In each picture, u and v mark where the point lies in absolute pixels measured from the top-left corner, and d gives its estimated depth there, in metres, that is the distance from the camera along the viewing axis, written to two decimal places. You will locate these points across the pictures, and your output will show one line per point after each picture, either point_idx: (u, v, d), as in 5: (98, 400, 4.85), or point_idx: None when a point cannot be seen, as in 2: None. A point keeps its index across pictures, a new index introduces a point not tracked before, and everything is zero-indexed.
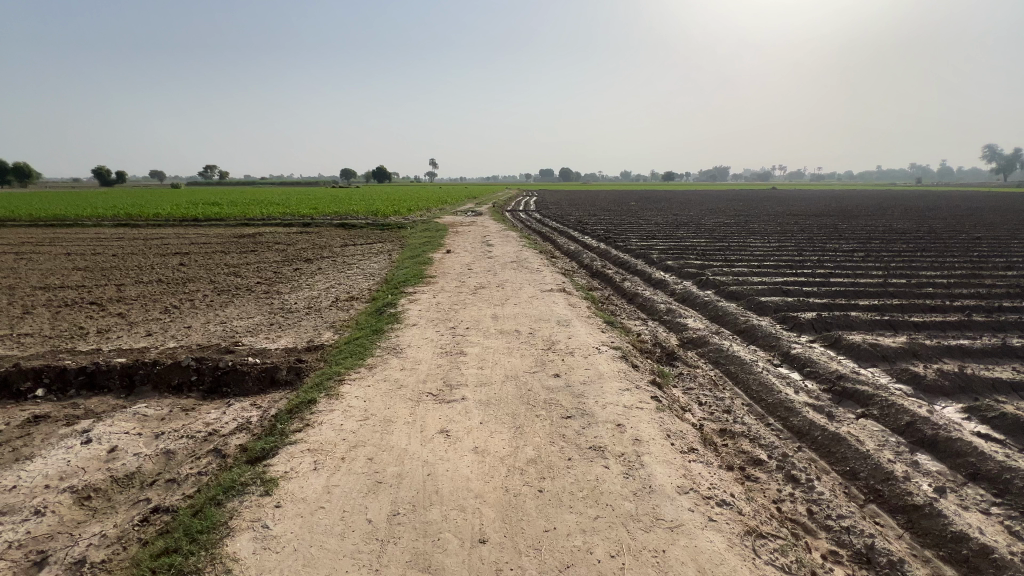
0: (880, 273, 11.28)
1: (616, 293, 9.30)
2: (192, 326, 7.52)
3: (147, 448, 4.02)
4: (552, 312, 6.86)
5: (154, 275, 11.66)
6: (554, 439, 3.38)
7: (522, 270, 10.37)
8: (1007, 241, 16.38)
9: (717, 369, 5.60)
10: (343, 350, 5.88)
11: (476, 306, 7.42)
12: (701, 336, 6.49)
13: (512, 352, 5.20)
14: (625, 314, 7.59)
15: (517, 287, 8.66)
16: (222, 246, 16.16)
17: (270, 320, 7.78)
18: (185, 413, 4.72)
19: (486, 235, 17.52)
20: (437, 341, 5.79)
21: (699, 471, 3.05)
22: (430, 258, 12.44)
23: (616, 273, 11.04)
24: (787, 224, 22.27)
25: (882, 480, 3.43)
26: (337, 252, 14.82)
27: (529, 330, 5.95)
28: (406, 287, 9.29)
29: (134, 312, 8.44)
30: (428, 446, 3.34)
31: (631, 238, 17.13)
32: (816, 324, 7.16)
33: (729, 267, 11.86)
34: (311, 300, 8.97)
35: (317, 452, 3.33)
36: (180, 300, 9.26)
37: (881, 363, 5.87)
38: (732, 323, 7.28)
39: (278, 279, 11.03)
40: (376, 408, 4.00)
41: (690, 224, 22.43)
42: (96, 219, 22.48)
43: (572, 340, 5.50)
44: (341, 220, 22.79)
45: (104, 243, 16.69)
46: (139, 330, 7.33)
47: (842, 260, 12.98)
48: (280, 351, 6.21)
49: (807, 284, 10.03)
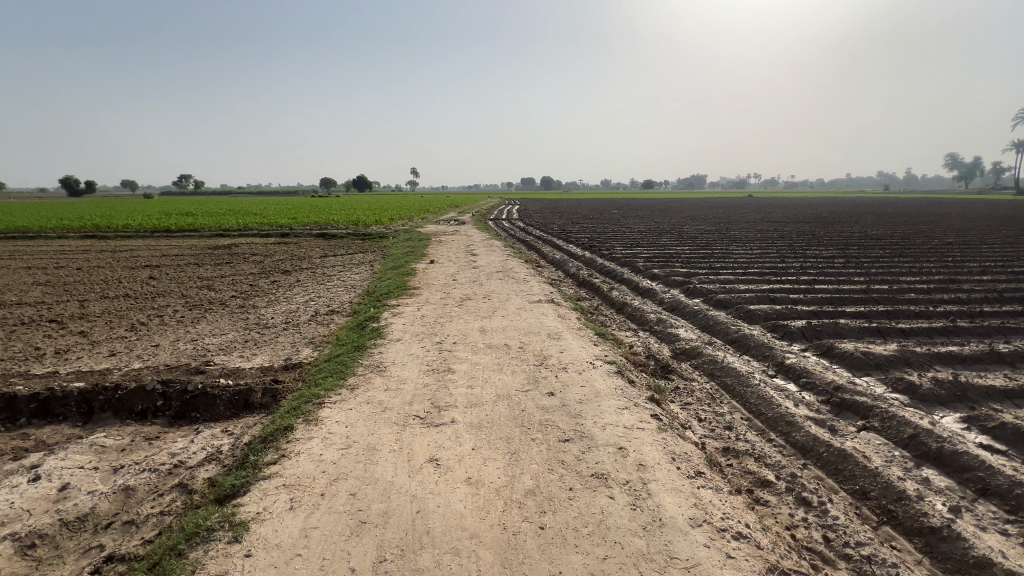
0: (863, 279, 11.40)
1: (604, 302, 9.16)
2: (160, 345, 7.07)
3: (104, 484, 3.65)
4: (541, 324, 6.65)
5: (121, 289, 11.08)
6: (552, 466, 3.14)
7: (509, 281, 10.17)
8: (978, 246, 16.89)
9: (713, 381, 5.45)
10: (323, 369, 5.56)
11: (463, 319, 7.18)
12: (694, 347, 6.36)
13: (502, 368, 4.96)
14: (616, 324, 7.42)
15: (504, 298, 8.45)
16: (195, 258, 15.56)
17: (245, 337, 7.38)
18: (149, 442, 4.34)
19: (470, 244, 17.30)
20: (423, 357, 5.52)
21: (710, 499, 2.85)
22: (413, 268, 12.15)
23: (603, 282, 10.92)
24: (767, 231, 22.61)
25: (894, 501, 3.28)
26: (317, 263, 14.40)
27: (519, 344, 5.71)
28: (388, 299, 8.99)
29: (98, 330, 7.94)
30: (417, 478, 3.07)
31: (616, 246, 17.12)
32: (806, 332, 7.12)
33: (715, 275, 11.86)
34: (289, 314, 8.59)
35: (294, 488, 3.03)
36: (148, 316, 8.77)
37: (875, 372, 5.82)
38: (724, 332, 7.17)
39: (254, 292, 10.59)
40: (359, 434, 3.71)
41: (672, 231, 22.58)
42: (61, 230, 21.51)
43: (565, 354, 5.29)
44: (321, 230, 22.31)
45: (67, 256, 15.89)
46: (102, 350, 6.86)
47: (824, 266, 13.13)
48: (255, 371, 5.84)
49: (794, 291, 10.07)
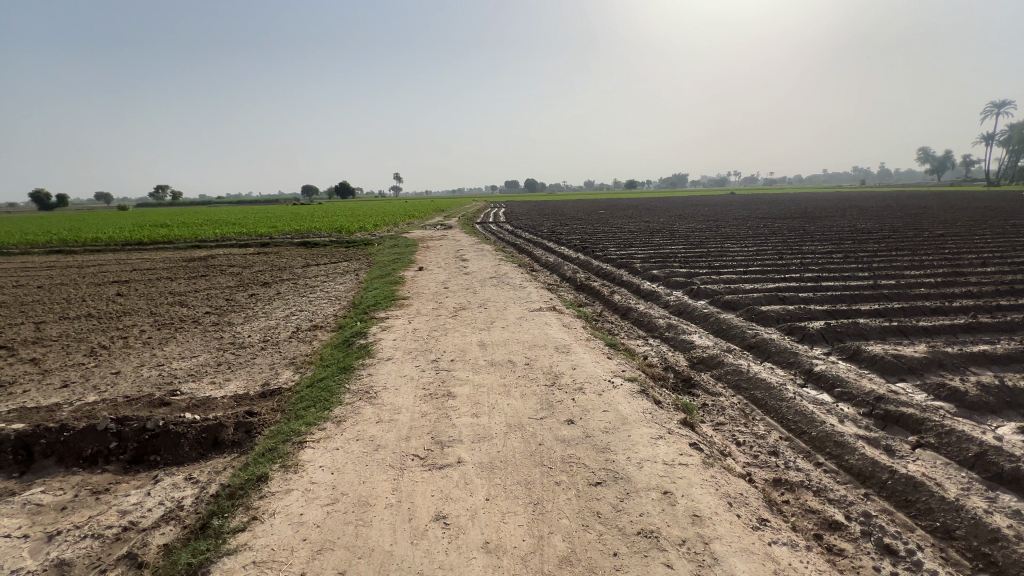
0: (867, 274, 11.09)
1: (607, 307, 8.62)
2: (120, 372, 6.32)
3: (34, 559, 2.98)
4: (545, 336, 6.06)
5: (83, 309, 10.21)
6: (586, 522, 2.57)
7: (504, 287, 9.58)
8: (971, 237, 16.84)
9: (740, 395, 4.93)
10: (305, 397, 4.91)
11: (459, 332, 6.57)
12: (713, 355, 5.85)
13: (510, 391, 4.37)
14: (624, 333, 6.86)
15: (502, 307, 7.86)
16: (167, 272, 14.64)
17: (218, 359, 6.66)
18: (97, 497, 3.66)
19: (459, 249, 16.69)
20: (417, 379, 4.90)
21: (789, 562, 2.30)
22: (401, 276, 11.50)
23: (603, 286, 10.39)
24: (757, 228, 22.44)
25: (988, 542, 2.77)
26: (299, 273, 13.63)
27: (525, 361, 5.12)
28: (376, 311, 8.35)
29: (52, 357, 7.12)
30: (422, 546, 2.47)
31: (609, 247, 16.70)
32: (826, 334, 6.69)
33: (716, 275, 11.41)
34: (267, 332, 7.86)
35: (267, 567, 2.41)
36: (110, 339, 7.96)
37: (909, 377, 5.37)
38: (740, 337, 6.67)
39: (230, 307, 9.84)
40: (349, 484, 3.10)
41: (663, 230, 22.21)
42: (25, 246, 20.29)
43: (579, 370, 4.72)
44: (303, 238, 21.47)
45: (28, 274, 14.83)
46: (52, 381, 6.08)
47: (823, 262, 12.83)
48: (227, 402, 5.17)
49: (801, 288, 9.68)
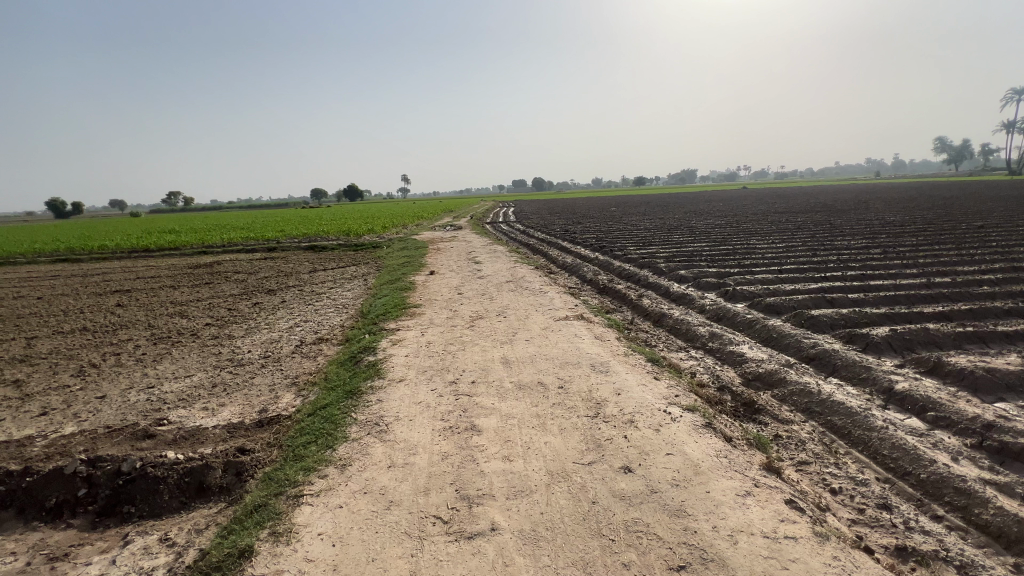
0: (916, 271, 10.14)
1: (637, 314, 7.88)
2: (106, 396, 5.71)
3: None
4: (578, 351, 5.33)
5: (78, 322, 9.68)
6: None
7: (524, 293, 8.86)
8: (1016, 228, 15.70)
9: (815, 421, 4.17)
10: (306, 428, 4.25)
11: (479, 346, 5.88)
12: (771, 371, 5.09)
13: (546, 425, 3.65)
14: (663, 345, 6.09)
15: (523, 316, 7.15)
16: (170, 280, 14.11)
17: (214, 379, 6.04)
18: (52, 566, 3.03)
19: (471, 251, 15.99)
20: (435, 407, 4.22)
21: None
22: (411, 281, 10.84)
23: (628, 288, 9.63)
24: (780, 223, 21.42)
25: None
26: (305, 280, 13.04)
27: (559, 384, 4.40)
28: (386, 321, 7.68)
29: (36, 378, 6.55)
30: None
31: (628, 245, 15.88)
32: (894, 342, 5.88)
33: (750, 274, 10.57)
34: (269, 346, 7.24)
35: None
36: (101, 356, 7.38)
37: (1009, 395, 4.55)
38: (795, 348, 5.88)
39: (231, 318, 9.24)
40: (355, 565, 2.43)
41: (681, 227, 21.29)
42: (31, 256, 19.92)
43: (625, 397, 3.99)
44: (310, 242, 20.97)
45: (30, 284, 14.42)
46: (30, 408, 5.47)
47: (863, 258, 11.92)
48: (219, 434, 4.54)
49: (848, 288, 8.82)
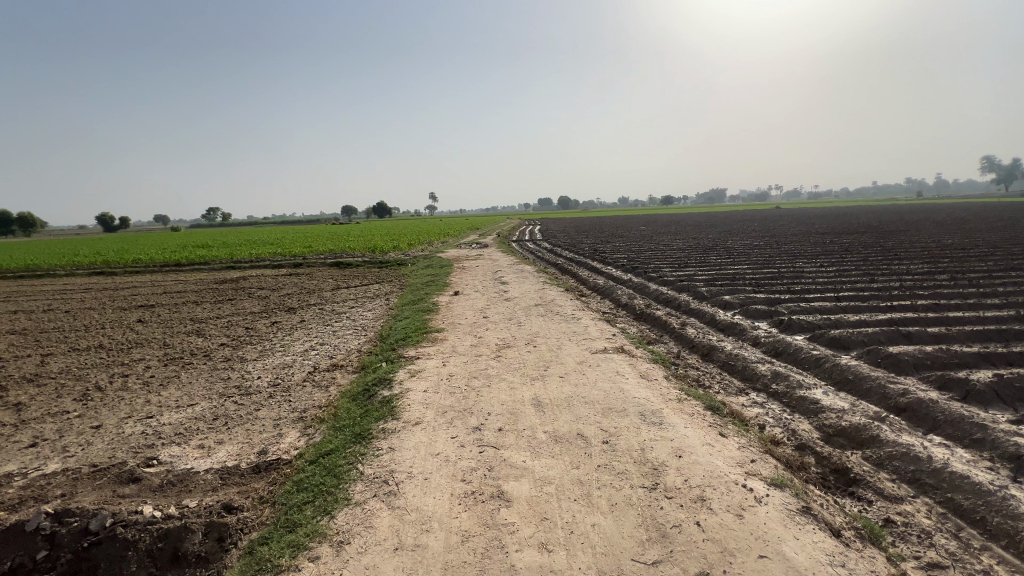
0: (1000, 301, 8.93)
1: (681, 345, 7.06)
2: (101, 427, 5.24)
3: None
4: (621, 393, 4.58)
5: (95, 338, 9.44)
6: None
7: (554, 318, 8.16)
8: None
9: (932, 500, 3.28)
10: (305, 483, 3.61)
11: (506, 382, 5.19)
12: (859, 426, 4.20)
13: (592, 498, 2.92)
14: (719, 387, 5.27)
15: (556, 346, 6.44)
16: (194, 295, 13.98)
17: (217, 410, 5.53)
18: None
19: (497, 271, 15.41)
20: (454, 464, 3.52)
21: None
22: (435, 302, 10.30)
23: (669, 315, 8.81)
24: (827, 244, 20.08)
25: None
26: (327, 298, 12.67)
27: (604, 439, 3.65)
28: (404, 347, 7.10)
29: (39, 401, 6.20)
30: None
31: (663, 267, 15.00)
32: (1004, 391, 4.88)
33: (805, 301, 9.57)
34: (281, 372, 6.75)
35: None
36: (109, 377, 7.02)
37: None
38: (880, 395, 4.96)
39: (247, 338, 8.85)
40: None
41: (719, 248, 20.23)
42: (70, 268, 20.40)
43: (689, 462, 3.22)
44: (336, 258, 20.82)
45: (62, 297, 14.54)
46: (21, 439, 5.04)
47: (930, 285, 10.72)
48: (210, 481, 3.95)
49: (924, 320, 7.74)
